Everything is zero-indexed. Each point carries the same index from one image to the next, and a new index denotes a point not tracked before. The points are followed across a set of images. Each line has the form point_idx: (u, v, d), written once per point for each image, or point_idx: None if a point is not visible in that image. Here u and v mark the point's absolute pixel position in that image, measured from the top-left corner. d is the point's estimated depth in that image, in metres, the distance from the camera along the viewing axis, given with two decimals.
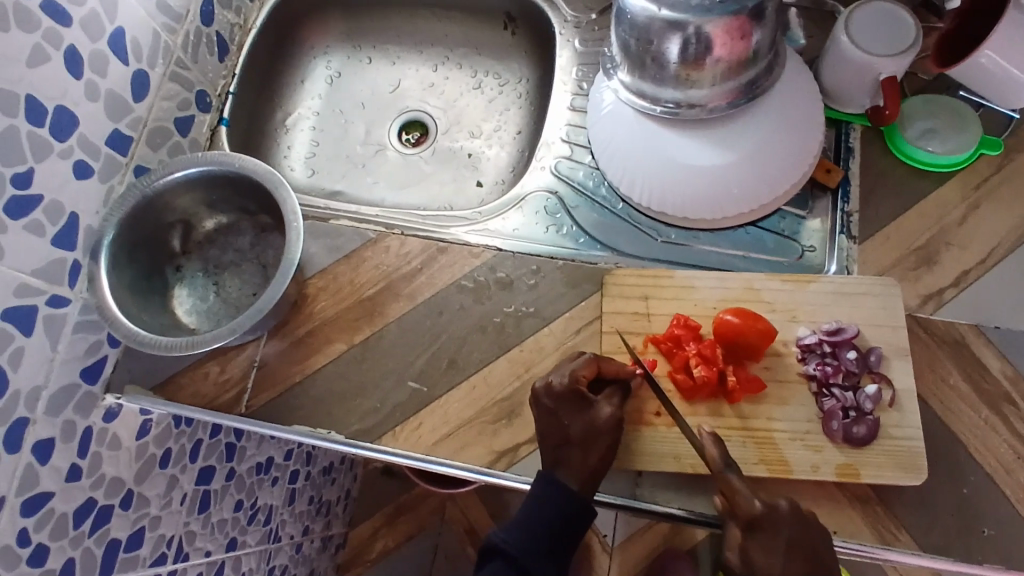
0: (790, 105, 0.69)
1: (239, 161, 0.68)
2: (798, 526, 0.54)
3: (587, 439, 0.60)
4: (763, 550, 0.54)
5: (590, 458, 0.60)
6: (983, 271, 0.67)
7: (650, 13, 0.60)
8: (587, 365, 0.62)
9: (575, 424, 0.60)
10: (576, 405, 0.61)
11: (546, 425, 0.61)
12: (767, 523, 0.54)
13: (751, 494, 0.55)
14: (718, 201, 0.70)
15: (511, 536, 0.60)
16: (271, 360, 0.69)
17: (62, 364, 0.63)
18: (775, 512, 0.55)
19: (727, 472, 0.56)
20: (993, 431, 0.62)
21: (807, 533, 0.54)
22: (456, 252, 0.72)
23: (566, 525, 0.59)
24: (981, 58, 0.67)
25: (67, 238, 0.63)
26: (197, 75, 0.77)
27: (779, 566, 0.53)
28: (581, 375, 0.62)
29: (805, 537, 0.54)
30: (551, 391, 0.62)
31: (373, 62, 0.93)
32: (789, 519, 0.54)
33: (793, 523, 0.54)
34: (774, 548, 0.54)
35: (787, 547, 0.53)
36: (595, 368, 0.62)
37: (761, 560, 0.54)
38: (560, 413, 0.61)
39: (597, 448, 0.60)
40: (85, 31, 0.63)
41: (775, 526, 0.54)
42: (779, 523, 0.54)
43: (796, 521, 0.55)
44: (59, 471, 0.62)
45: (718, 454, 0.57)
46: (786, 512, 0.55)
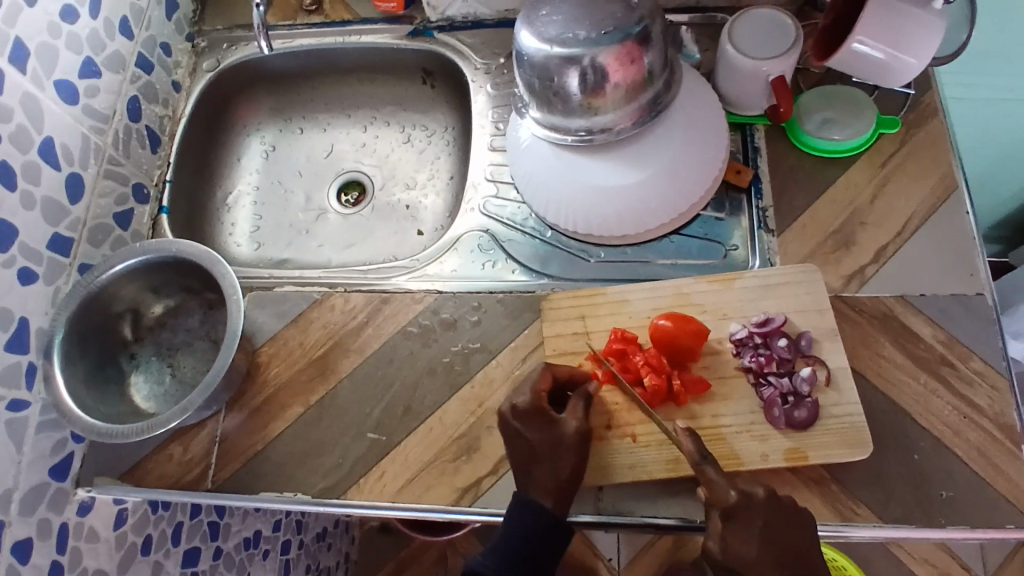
0: (694, 116, 0.73)
1: (178, 246, 0.70)
2: (770, 511, 0.57)
3: (554, 454, 0.61)
4: (740, 536, 0.56)
5: (562, 473, 0.61)
6: (900, 244, 0.70)
7: (545, 52, 0.65)
8: (544, 378, 0.64)
9: (540, 440, 0.62)
10: (541, 420, 0.63)
11: (514, 446, 0.63)
12: (743, 512, 0.57)
13: (728, 487, 0.57)
14: (639, 216, 0.73)
15: (486, 561, 0.61)
16: (232, 432, 0.70)
17: (29, 464, 0.64)
18: (751, 500, 0.57)
19: (705, 466, 0.58)
20: (934, 395, 0.64)
21: (781, 515, 0.57)
22: (399, 300, 0.74)
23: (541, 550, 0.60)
24: (856, 44, 0.70)
25: (19, 342, 0.65)
26: (131, 169, 0.80)
27: (755, 553, 0.56)
28: (540, 389, 0.64)
29: (780, 524, 0.57)
30: (515, 411, 0.63)
31: (306, 132, 0.97)
32: (764, 506, 0.57)
33: (770, 510, 0.57)
34: (750, 538, 0.56)
35: (761, 534, 0.56)
36: (551, 379, 0.64)
37: (739, 547, 0.56)
38: (525, 431, 0.62)
39: (567, 461, 0.61)
40: (15, 145, 0.66)
41: (752, 513, 0.57)
42: (755, 511, 0.57)
43: (772, 506, 0.57)
44: (40, 569, 0.63)
45: (694, 449, 0.59)
46: (762, 499, 0.57)
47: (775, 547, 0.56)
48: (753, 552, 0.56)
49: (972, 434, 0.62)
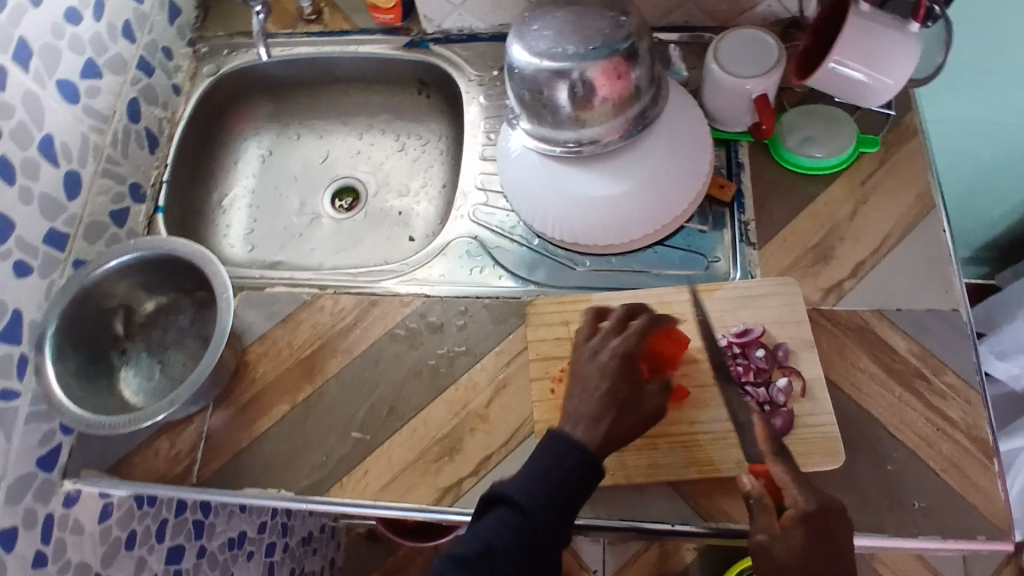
0: (679, 131, 0.75)
1: (171, 244, 0.72)
2: (836, 521, 0.57)
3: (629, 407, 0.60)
4: (808, 539, 0.55)
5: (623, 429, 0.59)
6: (877, 259, 0.72)
7: (535, 66, 0.67)
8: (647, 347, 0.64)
9: (624, 391, 0.60)
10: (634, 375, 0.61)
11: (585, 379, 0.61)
12: (817, 513, 0.57)
13: (797, 489, 0.59)
14: (624, 226, 0.75)
15: (527, 493, 0.53)
16: (219, 429, 0.71)
17: (16, 455, 0.65)
18: (827, 507, 0.57)
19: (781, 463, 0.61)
20: (908, 406, 0.66)
21: (845, 529, 0.57)
22: (388, 303, 0.76)
23: (581, 488, 0.55)
24: (832, 64, 0.73)
25: (11, 334, 0.66)
26: (129, 168, 0.82)
27: (811, 552, 0.55)
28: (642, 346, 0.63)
29: (835, 531, 0.56)
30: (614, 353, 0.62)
31: (302, 138, 0.99)
32: (834, 515, 0.57)
33: (843, 525, 0.57)
34: (815, 538, 0.55)
35: (823, 533, 0.56)
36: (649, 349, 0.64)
37: (796, 541, 0.56)
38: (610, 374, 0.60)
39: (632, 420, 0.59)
40: (15, 141, 0.68)
41: (829, 522, 0.57)
42: (824, 517, 0.57)
43: (838, 519, 0.57)
44: (24, 559, 0.64)
45: (773, 443, 0.63)
46: (835, 508, 0.58)
47: (832, 549, 0.55)
48: (811, 550, 0.55)
49: (945, 445, 0.64)
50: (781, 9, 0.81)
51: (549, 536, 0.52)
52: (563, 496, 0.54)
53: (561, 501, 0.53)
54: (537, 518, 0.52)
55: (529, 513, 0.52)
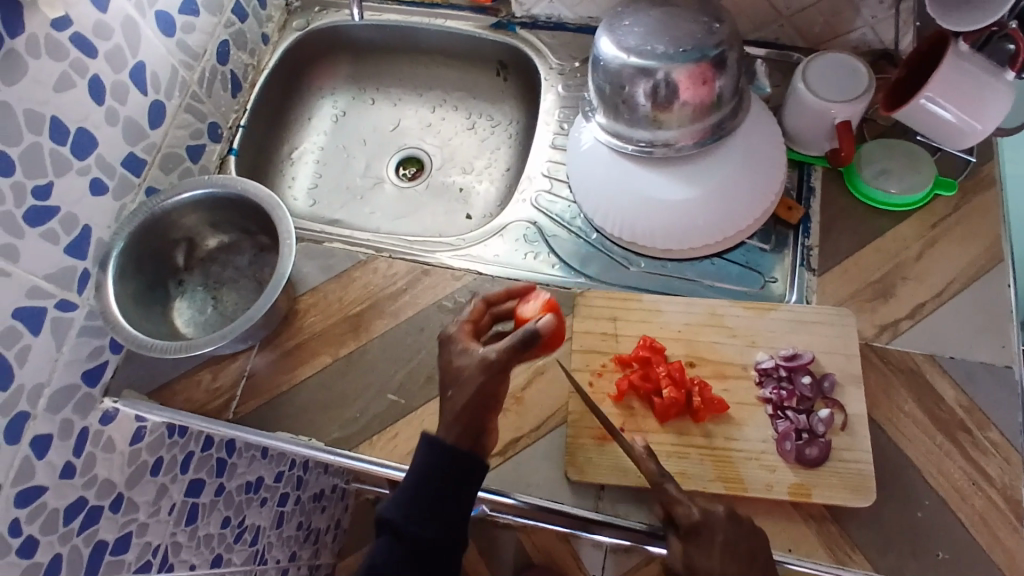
0: (755, 146, 0.74)
1: (242, 185, 0.74)
2: (735, 531, 0.55)
3: (456, 382, 0.57)
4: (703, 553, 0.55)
5: (458, 404, 0.57)
6: (938, 304, 0.70)
7: (621, 60, 0.67)
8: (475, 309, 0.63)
9: (452, 366, 0.58)
10: (461, 347, 0.59)
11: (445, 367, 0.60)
12: (703, 529, 0.55)
13: (688, 502, 0.56)
14: (685, 233, 0.74)
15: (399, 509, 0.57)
16: (261, 370, 0.73)
17: (65, 365, 0.67)
18: (710, 517, 0.56)
19: (665, 483, 0.57)
20: (947, 457, 0.64)
21: (744, 537, 0.55)
22: (440, 274, 0.76)
23: (454, 493, 0.56)
24: (923, 101, 0.71)
25: (80, 248, 0.68)
26: (210, 108, 0.84)
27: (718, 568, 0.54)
28: (468, 321, 0.62)
29: (744, 547, 0.55)
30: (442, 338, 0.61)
31: (376, 103, 1.00)
32: (723, 523, 0.56)
33: (728, 529, 0.55)
34: (709, 554, 0.55)
35: (722, 548, 0.55)
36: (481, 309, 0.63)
37: (706, 565, 0.55)
38: (446, 356, 0.60)
39: (465, 392, 0.57)
40: (109, 63, 0.70)
41: (711, 531, 0.55)
42: (716, 530, 0.55)
43: (731, 528, 0.56)
44: (54, 468, 0.66)
45: (654, 467, 0.57)
46: (722, 517, 0.56)
47: (739, 562, 0.54)
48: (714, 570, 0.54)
49: (978, 502, 0.62)
50: (875, 39, 0.80)
51: (432, 548, 0.56)
52: (432, 500, 0.56)
53: (433, 513, 0.56)
54: (413, 536, 0.56)
55: (400, 531, 0.56)
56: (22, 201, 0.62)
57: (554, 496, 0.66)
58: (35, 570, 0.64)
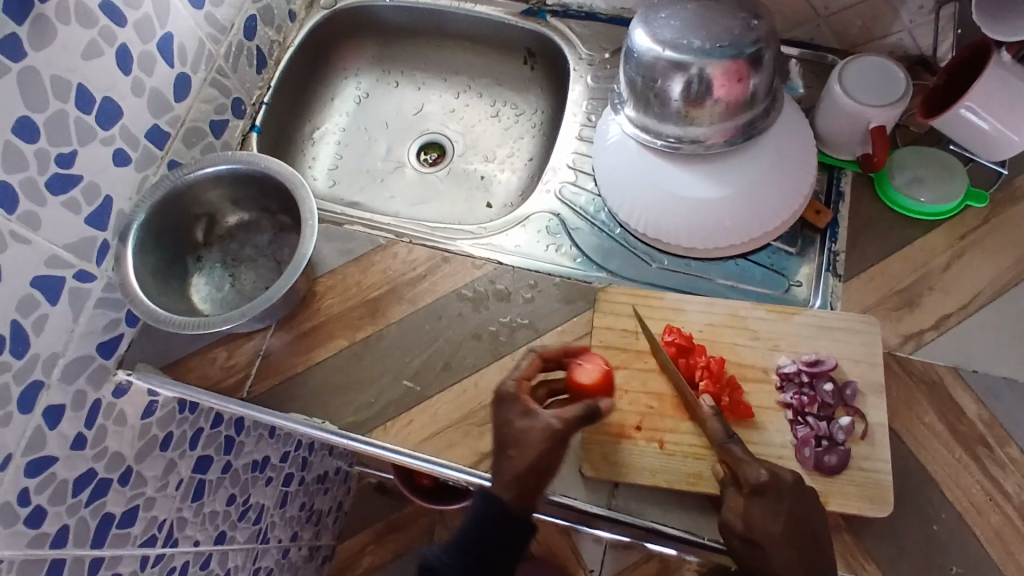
0: (786, 148, 0.73)
1: (265, 163, 0.73)
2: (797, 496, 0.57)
3: (516, 445, 0.59)
4: (762, 514, 0.57)
5: (519, 466, 0.58)
6: (963, 316, 0.69)
7: (655, 53, 0.65)
8: (529, 365, 0.64)
9: (512, 426, 0.60)
10: (520, 408, 0.61)
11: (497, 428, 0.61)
12: (771, 490, 0.57)
13: (755, 464, 0.58)
14: (711, 232, 0.73)
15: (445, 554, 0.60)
16: (277, 350, 0.73)
17: (80, 335, 0.67)
18: (779, 481, 0.57)
19: (731, 445, 0.60)
20: (966, 470, 0.63)
21: (804, 503, 0.57)
22: (459, 263, 0.76)
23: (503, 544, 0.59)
24: (963, 110, 0.69)
25: (100, 219, 0.68)
26: (235, 83, 0.83)
27: (779, 530, 0.56)
28: (525, 377, 0.63)
29: (801, 511, 0.57)
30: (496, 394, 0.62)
31: (400, 86, 0.99)
32: (790, 489, 0.57)
33: (796, 496, 0.57)
34: (775, 514, 0.56)
35: (786, 510, 0.57)
36: (534, 366, 0.64)
37: (765, 523, 0.56)
38: (502, 416, 0.61)
39: (527, 456, 0.58)
40: (138, 33, 0.69)
41: (780, 493, 0.57)
42: (783, 492, 0.57)
43: (796, 494, 0.57)
44: (66, 438, 0.65)
45: (719, 429, 0.61)
46: (789, 483, 0.58)
47: (795, 526, 0.56)
48: (777, 529, 0.56)
49: (995, 517, 0.61)
50: (912, 44, 0.78)
51: None
52: (478, 550, 0.58)
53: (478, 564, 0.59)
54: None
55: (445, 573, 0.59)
56: (44, 168, 0.61)
57: (568, 491, 0.65)
58: (42, 540, 0.64)
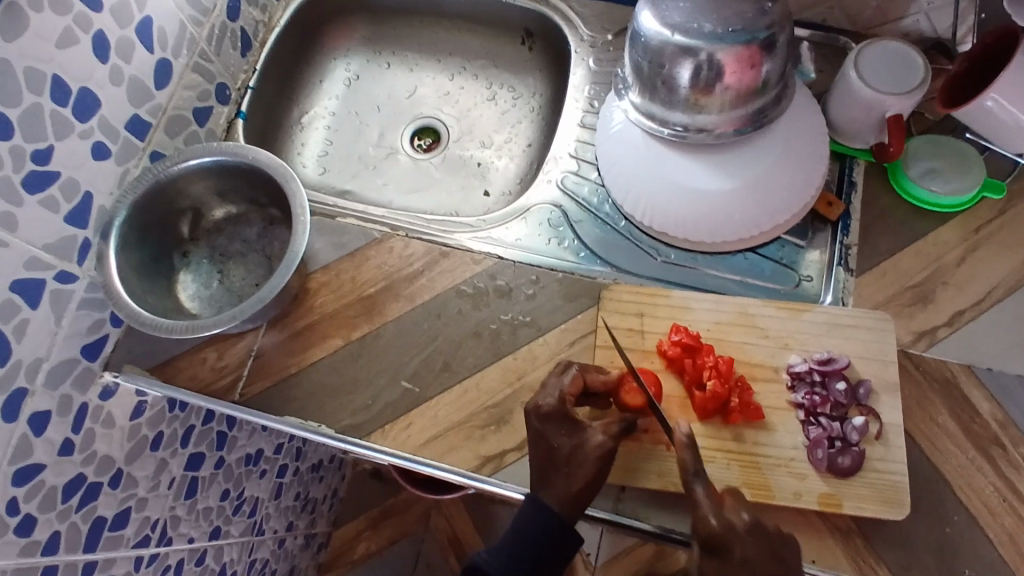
0: (796, 137, 0.70)
1: (253, 153, 0.69)
2: (758, 547, 0.52)
3: (572, 463, 0.59)
4: (718, 570, 0.52)
5: (575, 483, 0.58)
6: (978, 312, 0.67)
7: (663, 37, 0.61)
8: (574, 382, 0.61)
9: (563, 445, 0.59)
10: (567, 424, 0.60)
11: (536, 445, 0.60)
12: (724, 541, 0.52)
13: (710, 511, 0.53)
14: (719, 225, 0.71)
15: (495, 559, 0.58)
16: (270, 350, 0.70)
17: (64, 338, 0.64)
18: (732, 530, 0.53)
19: (694, 483, 0.54)
20: (978, 472, 0.62)
21: (768, 552, 0.52)
22: (459, 258, 0.73)
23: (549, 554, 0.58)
24: (987, 101, 0.67)
25: (80, 216, 0.64)
26: (219, 68, 0.79)
27: None
28: (569, 393, 0.61)
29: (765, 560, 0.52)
30: (539, 412, 0.60)
31: (392, 67, 0.95)
32: (747, 537, 0.52)
33: (754, 545, 0.52)
34: (731, 572, 0.52)
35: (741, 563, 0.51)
36: (580, 384, 0.62)
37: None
38: (549, 435, 0.60)
39: (583, 475, 0.58)
40: (115, 17, 0.65)
41: (733, 544, 0.52)
42: (736, 543, 0.52)
43: (755, 540, 0.52)
44: (53, 445, 0.63)
45: (689, 460, 0.54)
46: (743, 528, 0.53)
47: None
48: None
49: (1008, 520, 0.60)
50: (929, 28, 0.75)
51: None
52: (530, 554, 0.58)
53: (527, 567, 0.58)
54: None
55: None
56: (20, 165, 0.57)
57: None
58: (32, 548, 0.62)
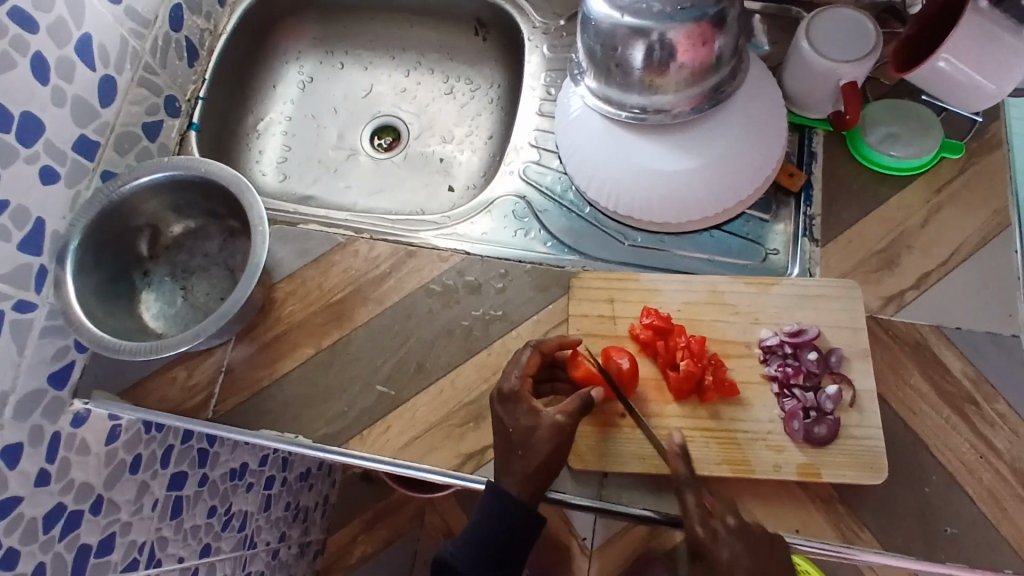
0: (755, 111, 0.70)
1: (206, 166, 0.68)
2: (744, 548, 0.55)
3: (526, 445, 0.58)
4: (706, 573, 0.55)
5: (531, 466, 0.58)
6: (944, 272, 0.68)
7: (613, 20, 0.60)
8: (531, 360, 0.62)
9: (518, 427, 0.59)
10: (525, 407, 0.60)
11: (499, 430, 0.60)
12: (709, 548, 0.55)
13: (698, 521, 0.56)
14: (683, 204, 0.71)
15: (460, 551, 0.60)
16: (239, 364, 0.69)
17: (28, 369, 0.62)
18: (716, 537, 0.55)
19: (686, 493, 0.57)
20: (954, 430, 0.63)
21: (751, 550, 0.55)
22: (425, 256, 0.72)
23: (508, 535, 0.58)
24: (939, 62, 0.68)
25: (34, 243, 0.63)
26: (166, 80, 0.77)
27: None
28: (529, 373, 0.61)
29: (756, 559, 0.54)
30: (501, 395, 0.61)
31: (346, 67, 0.94)
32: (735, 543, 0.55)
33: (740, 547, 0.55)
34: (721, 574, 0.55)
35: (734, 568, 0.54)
36: (538, 359, 0.62)
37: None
38: (507, 418, 0.60)
39: (536, 459, 0.58)
40: (52, 37, 0.63)
41: (716, 547, 0.55)
42: (721, 548, 0.55)
43: (738, 540, 0.55)
44: (28, 476, 0.61)
45: (683, 470, 0.59)
46: (727, 531, 0.55)
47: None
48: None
49: (985, 475, 0.61)
50: None
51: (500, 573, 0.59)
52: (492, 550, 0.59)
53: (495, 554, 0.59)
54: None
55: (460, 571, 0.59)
56: None
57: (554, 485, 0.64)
58: None
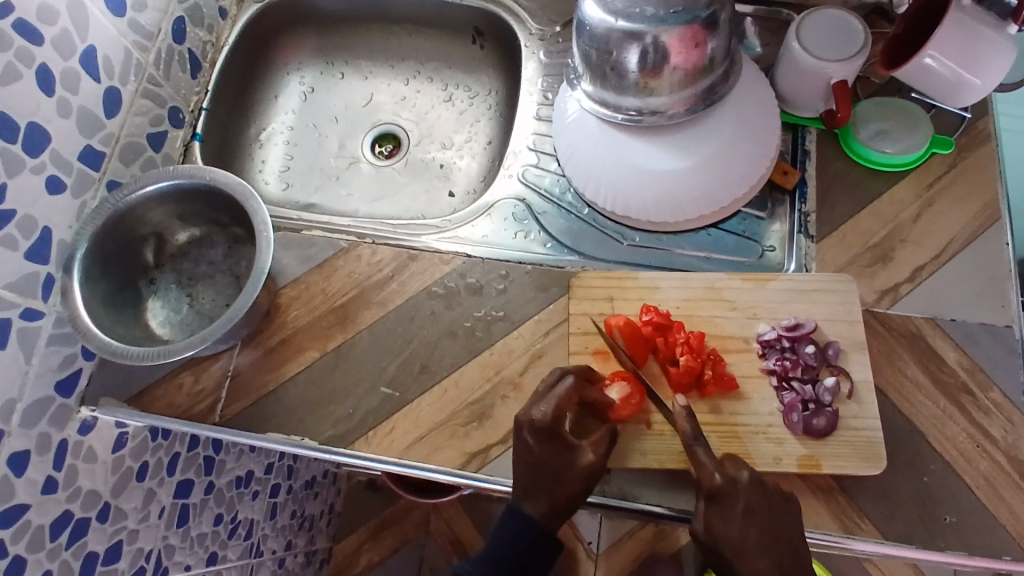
0: (747, 111, 0.72)
1: (211, 174, 0.69)
2: (759, 497, 0.57)
3: (557, 482, 0.60)
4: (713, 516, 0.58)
5: (557, 496, 0.60)
6: (938, 265, 0.69)
7: (608, 24, 0.62)
8: (569, 397, 0.61)
9: (549, 463, 0.60)
10: (558, 443, 0.61)
11: (524, 458, 0.61)
12: (726, 495, 0.57)
13: (716, 470, 0.58)
14: (679, 204, 0.72)
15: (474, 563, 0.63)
16: (245, 369, 0.70)
17: (36, 376, 0.63)
18: (735, 484, 0.57)
19: (696, 447, 0.58)
20: (951, 421, 0.63)
21: (766, 499, 0.57)
22: (427, 259, 0.73)
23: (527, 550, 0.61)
24: (925, 59, 0.69)
25: (41, 252, 0.64)
26: (169, 91, 0.79)
27: (737, 533, 0.57)
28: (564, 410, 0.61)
29: (766, 508, 0.57)
30: (532, 426, 0.61)
31: (346, 77, 0.95)
32: (747, 488, 0.57)
33: (751, 493, 0.57)
34: (731, 518, 0.57)
35: (745, 514, 0.57)
36: (574, 398, 0.61)
37: (724, 530, 0.57)
38: (535, 447, 0.60)
39: (567, 491, 0.60)
40: (57, 49, 0.64)
41: (733, 495, 0.57)
42: (739, 495, 0.57)
43: (755, 491, 0.57)
44: (35, 484, 0.62)
45: (688, 428, 0.59)
46: (745, 483, 0.58)
47: (765, 524, 0.57)
48: (737, 533, 0.57)
49: (983, 464, 0.62)
50: None
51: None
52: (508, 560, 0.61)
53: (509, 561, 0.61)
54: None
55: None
56: None
57: None
58: None
